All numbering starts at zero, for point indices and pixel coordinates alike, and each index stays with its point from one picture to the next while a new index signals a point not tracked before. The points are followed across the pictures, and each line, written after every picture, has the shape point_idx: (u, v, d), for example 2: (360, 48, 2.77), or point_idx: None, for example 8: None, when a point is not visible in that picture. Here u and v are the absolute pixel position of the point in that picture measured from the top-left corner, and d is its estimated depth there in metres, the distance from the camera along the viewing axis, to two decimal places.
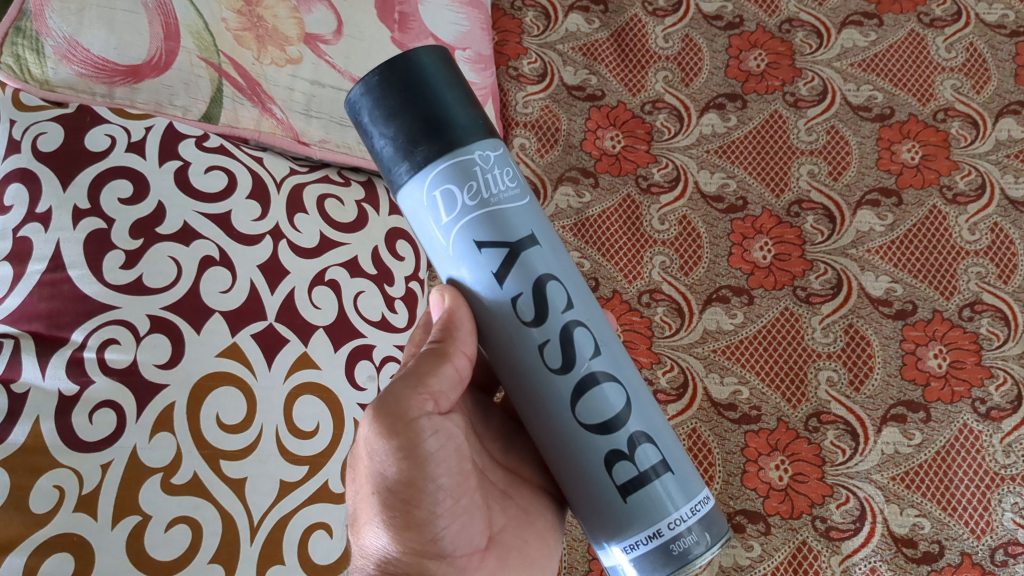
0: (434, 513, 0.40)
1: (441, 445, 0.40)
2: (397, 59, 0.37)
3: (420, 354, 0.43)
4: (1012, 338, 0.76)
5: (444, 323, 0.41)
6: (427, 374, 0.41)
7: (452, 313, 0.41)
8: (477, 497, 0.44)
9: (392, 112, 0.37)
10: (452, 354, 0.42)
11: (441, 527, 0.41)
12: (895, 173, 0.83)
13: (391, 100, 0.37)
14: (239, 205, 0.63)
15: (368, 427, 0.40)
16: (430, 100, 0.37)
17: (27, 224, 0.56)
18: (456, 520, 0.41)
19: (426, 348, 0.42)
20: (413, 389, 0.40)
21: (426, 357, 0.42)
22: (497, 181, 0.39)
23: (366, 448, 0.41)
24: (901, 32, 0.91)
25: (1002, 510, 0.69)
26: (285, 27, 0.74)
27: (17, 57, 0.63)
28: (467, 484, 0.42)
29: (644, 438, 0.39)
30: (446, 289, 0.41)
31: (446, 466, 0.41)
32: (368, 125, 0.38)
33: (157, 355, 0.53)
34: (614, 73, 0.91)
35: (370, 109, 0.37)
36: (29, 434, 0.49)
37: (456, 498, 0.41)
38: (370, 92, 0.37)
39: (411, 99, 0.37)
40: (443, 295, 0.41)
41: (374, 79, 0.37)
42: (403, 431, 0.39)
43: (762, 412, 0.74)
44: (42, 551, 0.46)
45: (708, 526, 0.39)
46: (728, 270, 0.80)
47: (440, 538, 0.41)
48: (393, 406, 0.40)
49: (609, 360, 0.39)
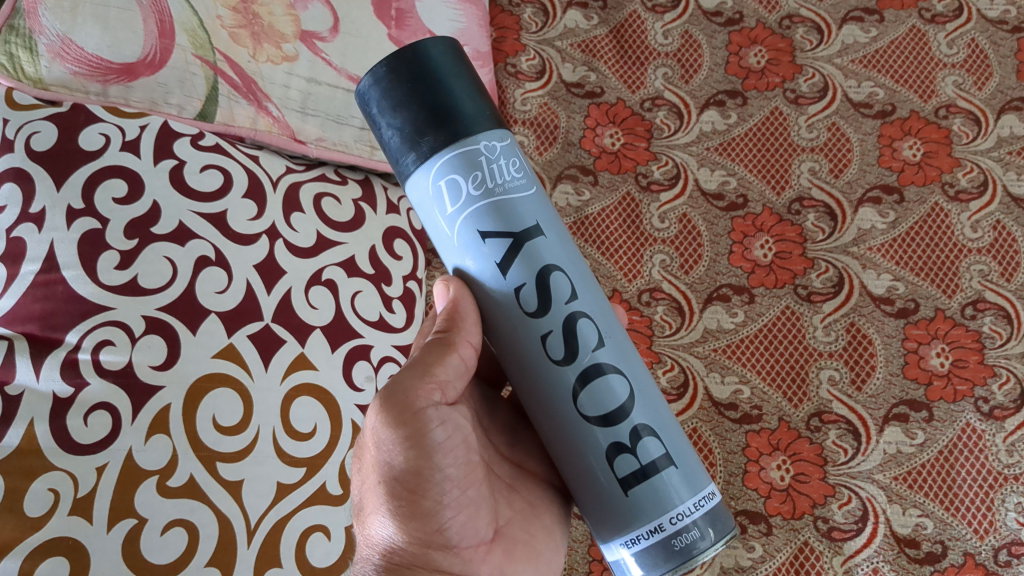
0: (441, 503, 0.39)
1: (448, 435, 0.40)
2: (405, 51, 0.36)
3: (425, 344, 0.42)
4: (1014, 336, 0.75)
5: (448, 314, 0.41)
6: (433, 364, 0.40)
7: (456, 304, 0.40)
8: (484, 490, 0.43)
9: (399, 103, 0.36)
10: (457, 344, 0.41)
11: (448, 517, 0.40)
12: (896, 170, 0.83)
13: (398, 91, 0.36)
14: (234, 204, 0.62)
15: (374, 416, 0.40)
16: (437, 91, 0.36)
17: (20, 225, 0.55)
18: (462, 511, 0.41)
19: (431, 338, 0.42)
20: (420, 379, 0.40)
21: (430, 347, 0.41)
22: (503, 171, 0.38)
23: (372, 438, 0.40)
24: (902, 28, 0.91)
25: (1005, 510, 0.69)
26: (280, 25, 0.74)
27: (11, 55, 0.62)
28: (474, 475, 0.41)
29: (647, 431, 0.38)
30: (451, 279, 0.41)
31: (453, 456, 0.40)
32: (376, 115, 0.37)
33: (151, 356, 0.53)
34: (613, 70, 0.90)
35: (378, 100, 0.37)
36: (23, 436, 0.48)
37: (464, 489, 0.40)
38: (377, 83, 0.37)
39: (418, 90, 0.36)
40: (448, 286, 0.41)
41: (381, 70, 0.37)
42: (410, 421, 0.39)
43: (762, 412, 0.73)
44: (37, 555, 0.45)
45: (712, 521, 0.38)
46: (728, 269, 0.79)
47: (446, 529, 0.40)
48: (400, 396, 0.39)
49: (613, 352, 0.39)
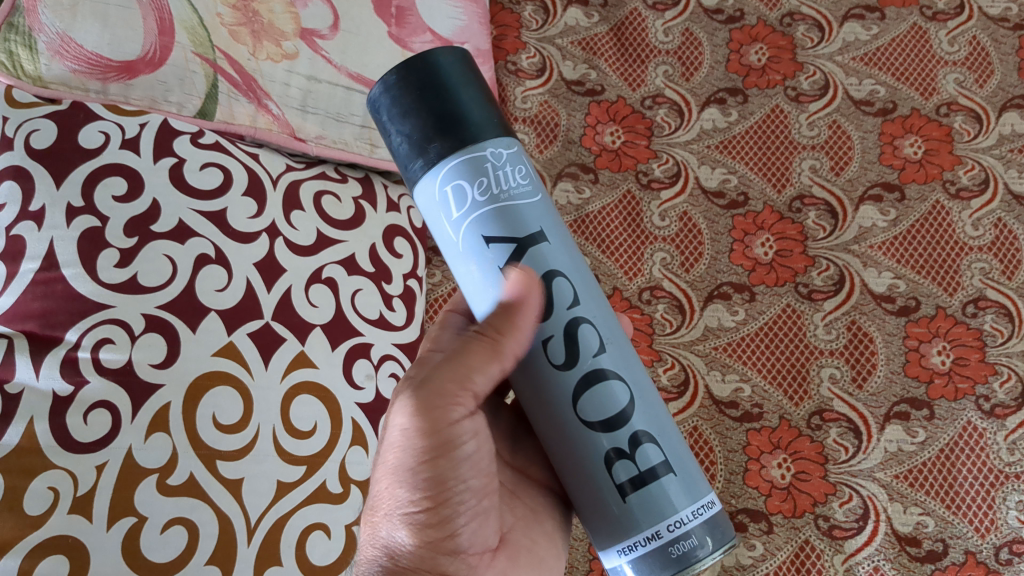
0: (457, 511, 0.40)
1: (477, 448, 0.41)
2: (415, 59, 0.36)
3: (470, 339, 0.40)
4: (1016, 334, 0.75)
5: (505, 309, 0.38)
6: (473, 370, 0.40)
7: (520, 305, 0.37)
8: (495, 499, 0.43)
9: (408, 110, 0.36)
10: (505, 353, 0.39)
11: (460, 523, 0.40)
12: (898, 167, 0.83)
13: (407, 99, 0.36)
14: (234, 202, 0.62)
15: (404, 419, 0.39)
16: (446, 98, 0.36)
17: (20, 223, 0.55)
18: (474, 519, 0.42)
19: (478, 336, 0.40)
20: (454, 390, 0.40)
21: (467, 343, 0.40)
22: (509, 177, 0.38)
23: (399, 442, 0.40)
24: (904, 26, 0.90)
25: (1006, 509, 0.69)
26: (281, 22, 0.73)
27: (10, 52, 0.62)
28: (491, 485, 0.42)
29: (647, 437, 0.38)
30: (525, 275, 0.37)
31: (477, 468, 0.41)
32: (386, 123, 0.38)
33: (151, 355, 0.52)
34: (614, 68, 0.90)
35: (388, 107, 0.37)
36: (23, 434, 0.48)
37: (473, 498, 0.41)
38: (388, 90, 0.37)
39: (427, 97, 0.36)
40: (519, 278, 0.37)
41: (392, 78, 0.37)
42: (441, 434, 0.39)
43: (763, 410, 0.73)
44: (36, 554, 0.45)
45: (711, 530, 0.38)
46: (729, 267, 0.79)
47: (458, 534, 0.40)
48: (434, 406, 0.39)
49: (615, 358, 0.38)
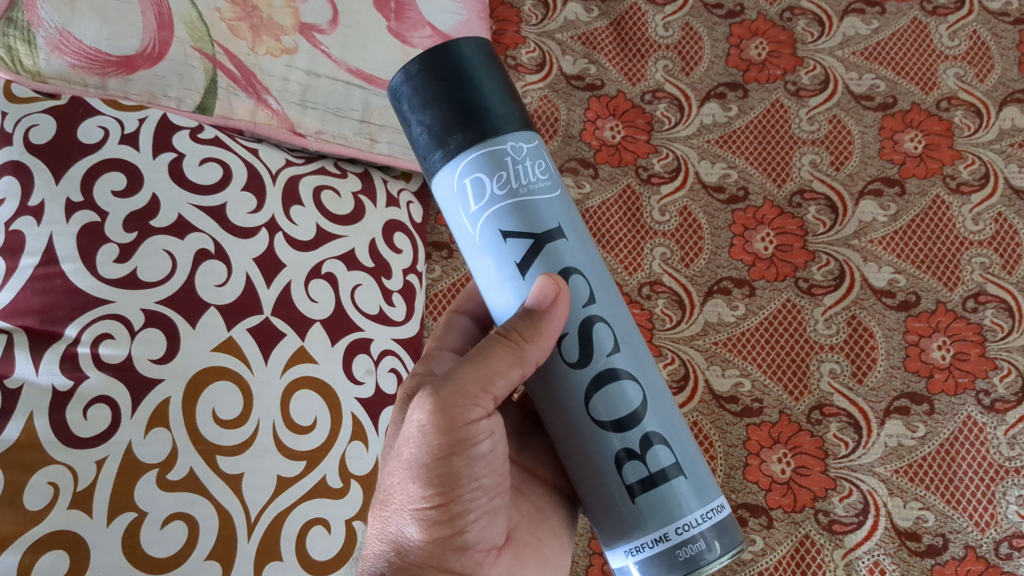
0: (468, 508, 0.40)
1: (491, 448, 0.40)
2: (438, 49, 0.36)
3: (492, 339, 0.39)
4: (1016, 329, 0.75)
5: (534, 317, 0.37)
6: (495, 375, 0.39)
7: (547, 316, 0.37)
8: (505, 498, 0.43)
9: (429, 100, 0.36)
10: (527, 360, 0.38)
11: (470, 521, 0.40)
12: (897, 162, 0.83)
13: (429, 88, 0.36)
14: (234, 196, 0.62)
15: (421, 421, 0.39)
16: (467, 89, 0.36)
17: (19, 218, 0.55)
18: (485, 516, 0.41)
19: (500, 338, 0.38)
20: (472, 394, 0.39)
21: (490, 343, 0.39)
22: (529, 172, 0.38)
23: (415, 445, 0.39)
24: (903, 20, 0.90)
25: (1006, 503, 0.68)
26: (280, 17, 0.73)
27: (9, 48, 0.61)
28: (501, 484, 0.42)
29: (658, 439, 0.38)
30: (554, 289, 0.37)
31: (489, 467, 0.40)
32: (406, 111, 0.37)
33: (151, 350, 0.52)
34: (613, 62, 0.90)
35: (409, 96, 0.37)
36: (23, 430, 0.48)
37: (481, 495, 0.41)
38: (410, 79, 0.37)
39: (449, 88, 0.36)
40: (547, 290, 0.37)
41: (414, 67, 0.37)
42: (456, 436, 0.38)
43: (763, 405, 0.73)
44: (37, 549, 0.45)
45: (720, 534, 0.37)
46: (729, 262, 0.79)
47: (466, 531, 0.40)
48: (453, 409, 0.38)
49: (629, 358, 0.38)
